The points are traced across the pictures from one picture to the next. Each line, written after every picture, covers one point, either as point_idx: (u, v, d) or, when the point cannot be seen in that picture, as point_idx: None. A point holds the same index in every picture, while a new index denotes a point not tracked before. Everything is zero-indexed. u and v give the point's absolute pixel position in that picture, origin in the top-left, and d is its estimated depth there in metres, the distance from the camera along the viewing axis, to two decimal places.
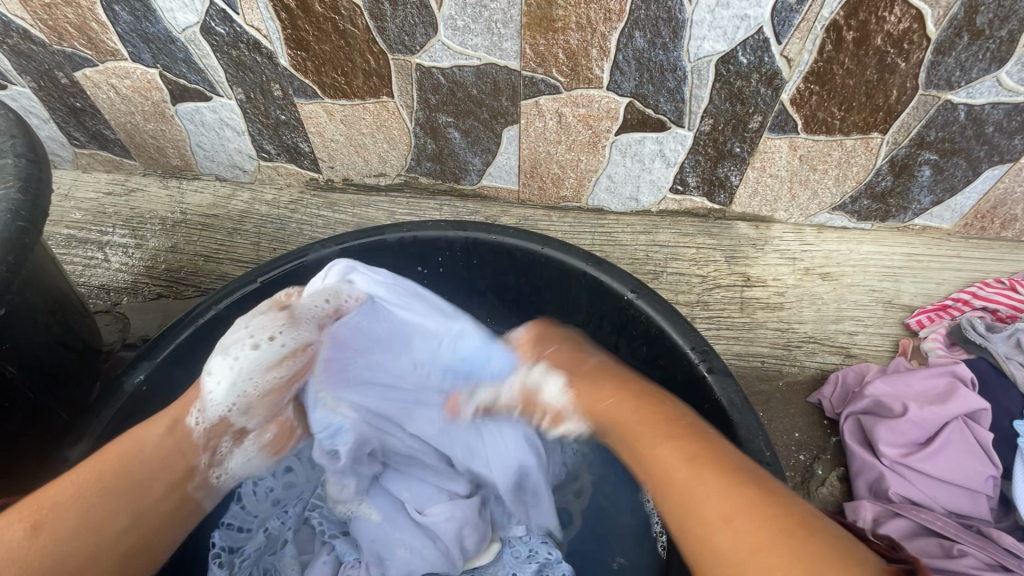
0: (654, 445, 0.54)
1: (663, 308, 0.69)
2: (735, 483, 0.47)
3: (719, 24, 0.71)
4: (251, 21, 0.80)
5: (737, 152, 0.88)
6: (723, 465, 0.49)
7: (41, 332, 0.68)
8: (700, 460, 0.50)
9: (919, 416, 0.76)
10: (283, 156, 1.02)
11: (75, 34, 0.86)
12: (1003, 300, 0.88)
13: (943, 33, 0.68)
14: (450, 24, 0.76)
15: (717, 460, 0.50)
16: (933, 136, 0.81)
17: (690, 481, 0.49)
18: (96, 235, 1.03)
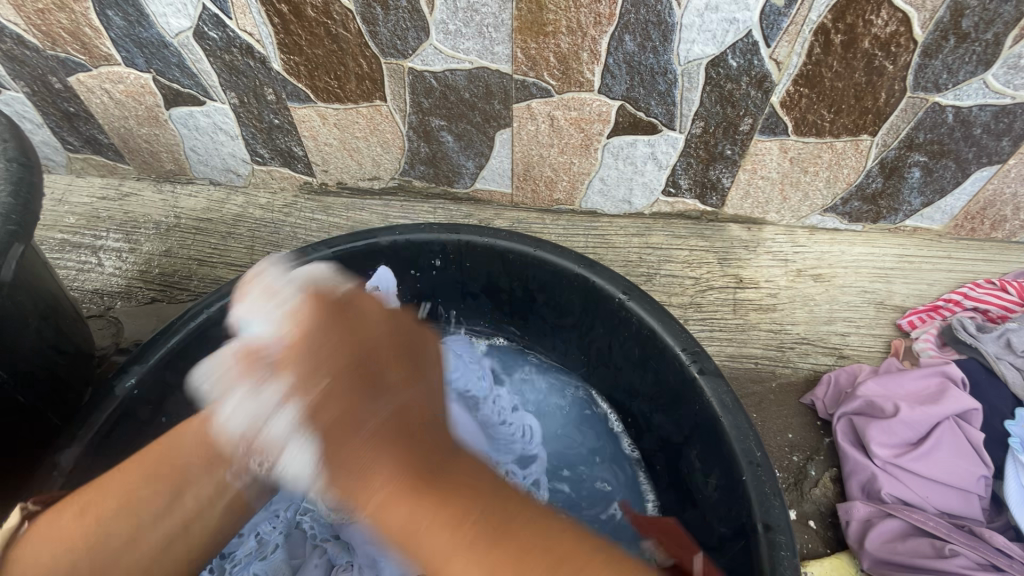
0: (356, 453, 0.59)
1: (654, 309, 0.69)
2: (449, 519, 0.54)
3: (708, 28, 0.72)
4: (244, 26, 0.80)
5: (728, 155, 0.88)
6: (467, 515, 0.54)
7: (31, 335, 0.68)
8: (422, 502, 0.56)
9: (910, 416, 0.77)
10: (276, 160, 1.02)
11: (68, 39, 0.86)
12: (993, 301, 0.88)
13: (929, 36, 0.69)
14: (442, 28, 0.77)
15: (487, 501, 0.56)
16: (921, 138, 0.82)
17: (441, 527, 0.54)
18: (90, 239, 1.03)
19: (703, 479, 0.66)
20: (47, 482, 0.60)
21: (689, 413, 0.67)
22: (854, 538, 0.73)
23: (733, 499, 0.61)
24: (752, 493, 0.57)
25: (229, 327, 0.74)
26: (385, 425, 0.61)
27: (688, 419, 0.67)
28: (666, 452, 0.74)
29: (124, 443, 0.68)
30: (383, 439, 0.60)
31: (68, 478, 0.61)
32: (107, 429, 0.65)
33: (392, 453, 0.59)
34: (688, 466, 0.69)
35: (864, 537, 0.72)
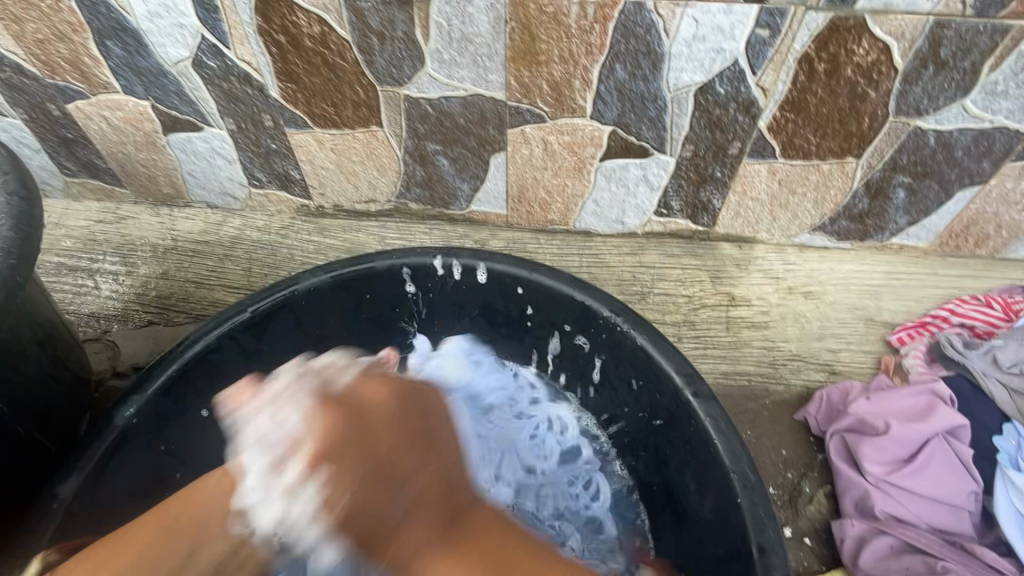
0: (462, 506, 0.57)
1: (649, 331, 0.70)
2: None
3: (696, 57, 0.74)
4: (242, 56, 0.82)
5: (718, 176, 0.90)
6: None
7: (30, 365, 0.68)
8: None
9: (901, 433, 0.78)
10: (273, 183, 1.03)
11: (68, 68, 0.87)
12: (980, 317, 0.90)
13: (909, 64, 0.72)
14: (437, 58, 0.79)
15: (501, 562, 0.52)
16: (905, 160, 0.84)
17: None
18: (87, 262, 1.04)
19: (699, 500, 0.67)
20: (47, 513, 0.60)
21: (683, 434, 0.68)
22: (848, 556, 0.74)
23: (728, 521, 0.62)
24: (747, 516, 0.58)
25: (228, 354, 0.74)
26: (421, 509, 0.54)
27: (684, 441, 0.68)
28: (661, 473, 0.74)
29: (124, 472, 0.68)
30: (447, 512, 0.55)
31: (69, 509, 0.61)
32: (109, 458, 0.65)
33: (452, 501, 0.56)
34: (684, 487, 0.70)
35: (858, 554, 0.73)
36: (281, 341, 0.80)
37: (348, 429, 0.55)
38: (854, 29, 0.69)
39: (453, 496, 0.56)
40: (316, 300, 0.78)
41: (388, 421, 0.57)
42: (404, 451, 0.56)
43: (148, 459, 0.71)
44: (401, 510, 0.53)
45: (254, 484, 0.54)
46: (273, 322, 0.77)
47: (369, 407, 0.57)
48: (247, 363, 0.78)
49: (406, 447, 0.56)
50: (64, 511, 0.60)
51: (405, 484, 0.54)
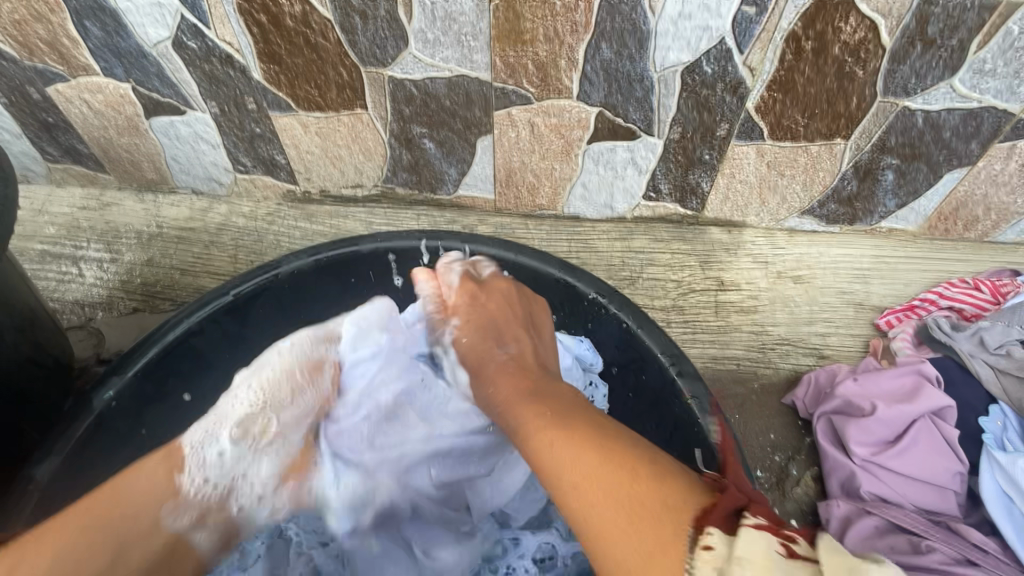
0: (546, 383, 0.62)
1: (634, 312, 0.70)
2: (578, 445, 0.49)
3: (683, 35, 0.73)
4: (223, 36, 0.81)
5: (707, 159, 0.89)
6: (587, 437, 0.50)
7: (6, 349, 0.67)
8: (557, 432, 0.52)
9: (887, 414, 0.78)
10: (258, 169, 1.02)
11: (45, 50, 0.86)
12: (968, 300, 0.90)
13: (896, 42, 0.71)
14: (420, 37, 0.77)
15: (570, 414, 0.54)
16: (893, 141, 0.83)
17: (579, 459, 0.48)
18: (71, 249, 1.03)
19: None
20: (23, 495, 0.59)
21: (670, 414, 0.67)
22: (834, 536, 0.74)
23: None
24: None
25: (210, 338, 0.74)
26: (516, 361, 0.67)
27: (670, 422, 0.68)
28: None
29: (104, 456, 0.67)
30: (539, 378, 0.64)
31: (45, 491, 0.60)
32: (86, 441, 0.64)
33: (552, 385, 0.62)
34: None
35: (843, 534, 0.73)
36: (265, 325, 0.79)
37: (477, 304, 0.74)
38: (841, 6, 0.68)
39: (530, 373, 0.65)
40: (299, 283, 0.77)
41: (482, 302, 0.74)
42: (527, 325, 0.72)
43: (129, 444, 0.70)
44: (503, 356, 0.68)
45: (215, 452, 0.62)
46: (256, 306, 0.76)
47: (500, 296, 0.74)
48: (230, 347, 0.77)
49: (523, 322, 0.72)
50: (40, 494, 0.60)
51: (510, 343, 0.70)
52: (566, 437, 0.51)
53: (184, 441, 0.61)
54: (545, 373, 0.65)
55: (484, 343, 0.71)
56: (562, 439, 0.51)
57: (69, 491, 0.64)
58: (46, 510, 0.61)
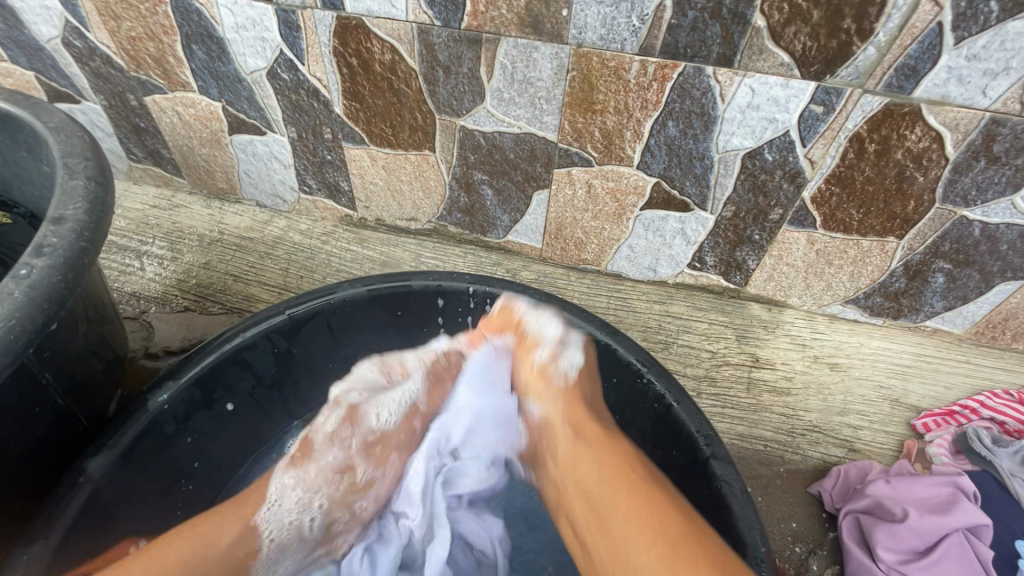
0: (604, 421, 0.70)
1: (672, 385, 0.70)
2: (653, 536, 0.54)
3: (748, 124, 0.76)
4: (315, 72, 0.87)
5: (756, 239, 0.91)
6: (650, 519, 0.55)
7: (79, 341, 0.70)
8: (619, 497, 0.58)
9: (919, 523, 0.75)
10: (322, 192, 1.07)
11: (152, 65, 0.93)
12: (1011, 413, 0.88)
13: (961, 155, 0.72)
14: (497, 95, 0.82)
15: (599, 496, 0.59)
16: (946, 247, 0.84)
17: (609, 519, 0.57)
18: (136, 244, 1.09)
19: None
20: (73, 488, 0.61)
21: (698, 495, 0.67)
22: None
23: None
24: None
25: (260, 352, 0.77)
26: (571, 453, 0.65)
27: (696, 501, 0.68)
28: None
29: (147, 456, 0.69)
30: (586, 401, 0.71)
31: (94, 486, 0.63)
32: (136, 441, 0.67)
33: (592, 413, 0.69)
34: None
35: None
36: (311, 346, 0.82)
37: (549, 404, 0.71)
38: (908, 116, 0.70)
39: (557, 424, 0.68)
40: (349, 310, 0.81)
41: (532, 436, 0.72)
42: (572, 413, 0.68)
43: (173, 448, 0.73)
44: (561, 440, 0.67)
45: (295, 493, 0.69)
46: (307, 327, 0.79)
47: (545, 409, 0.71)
48: (276, 364, 0.80)
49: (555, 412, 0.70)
50: (88, 486, 0.62)
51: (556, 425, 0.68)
52: (642, 522, 0.55)
53: (261, 519, 0.65)
54: (555, 452, 0.67)
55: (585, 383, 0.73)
56: (639, 511, 0.56)
57: (114, 488, 0.65)
58: (91, 506, 0.63)
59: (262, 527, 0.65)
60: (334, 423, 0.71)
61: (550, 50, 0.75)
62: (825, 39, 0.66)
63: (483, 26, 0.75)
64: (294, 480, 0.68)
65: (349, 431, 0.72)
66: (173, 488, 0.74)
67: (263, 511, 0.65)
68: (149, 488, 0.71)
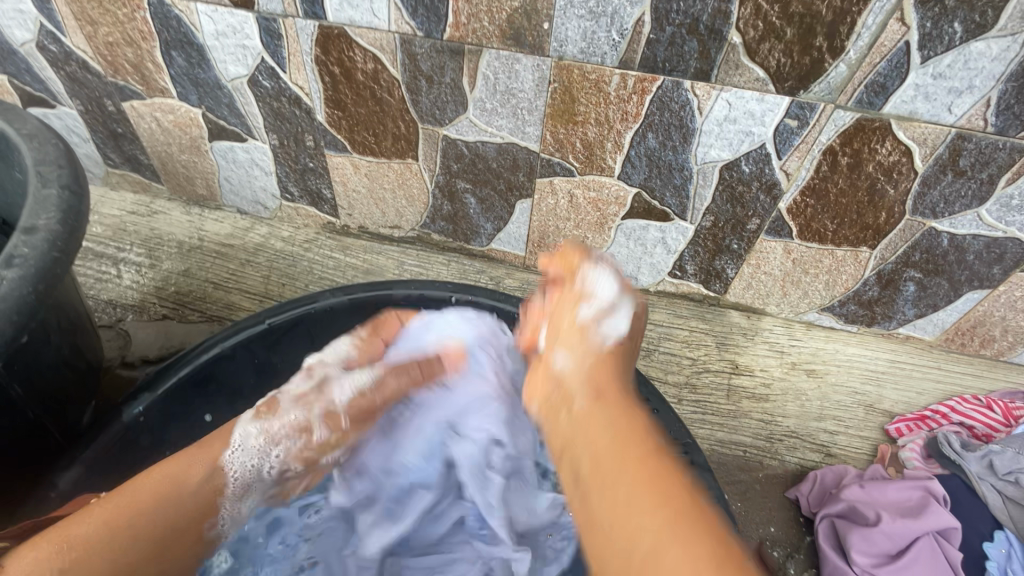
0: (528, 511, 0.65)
1: (652, 394, 0.71)
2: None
3: (726, 136, 0.78)
4: (297, 80, 0.86)
5: (734, 248, 0.93)
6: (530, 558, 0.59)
7: (52, 352, 0.69)
8: None
9: (891, 527, 0.77)
10: (304, 199, 1.07)
11: (130, 70, 0.92)
12: (980, 418, 0.91)
13: (929, 168, 0.75)
14: (479, 106, 0.82)
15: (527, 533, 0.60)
16: (917, 257, 0.87)
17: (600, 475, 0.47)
18: (113, 251, 1.07)
19: None
20: (42, 502, 0.60)
21: None
22: None
23: None
24: None
25: (239, 363, 0.76)
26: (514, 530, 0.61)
27: None
28: None
29: (123, 468, 0.69)
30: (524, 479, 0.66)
31: (64, 499, 0.61)
32: (109, 454, 0.66)
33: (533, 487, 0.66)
34: None
35: None
36: (293, 355, 0.81)
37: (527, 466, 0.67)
38: (878, 131, 0.72)
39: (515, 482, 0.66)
40: (331, 319, 0.80)
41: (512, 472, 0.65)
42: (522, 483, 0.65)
43: (150, 459, 0.72)
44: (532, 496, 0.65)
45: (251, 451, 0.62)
46: (287, 336, 0.78)
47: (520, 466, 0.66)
48: (256, 374, 0.79)
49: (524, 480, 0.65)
50: (60, 501, 0.61)
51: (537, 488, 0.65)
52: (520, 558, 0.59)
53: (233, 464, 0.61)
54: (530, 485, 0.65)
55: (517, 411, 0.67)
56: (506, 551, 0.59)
57: None
58: None
59: (229, 468, 0.60)
60: (302, 388, 0.66)
61: (530, 61, 0.76)
62: (799, 55, 0.68)
63: (465, 37, 0.75)
64: (258, 431, 0.62)
65: (317, 397, 0.66)
66: None
67: (230, 454, 0.60)
68: None
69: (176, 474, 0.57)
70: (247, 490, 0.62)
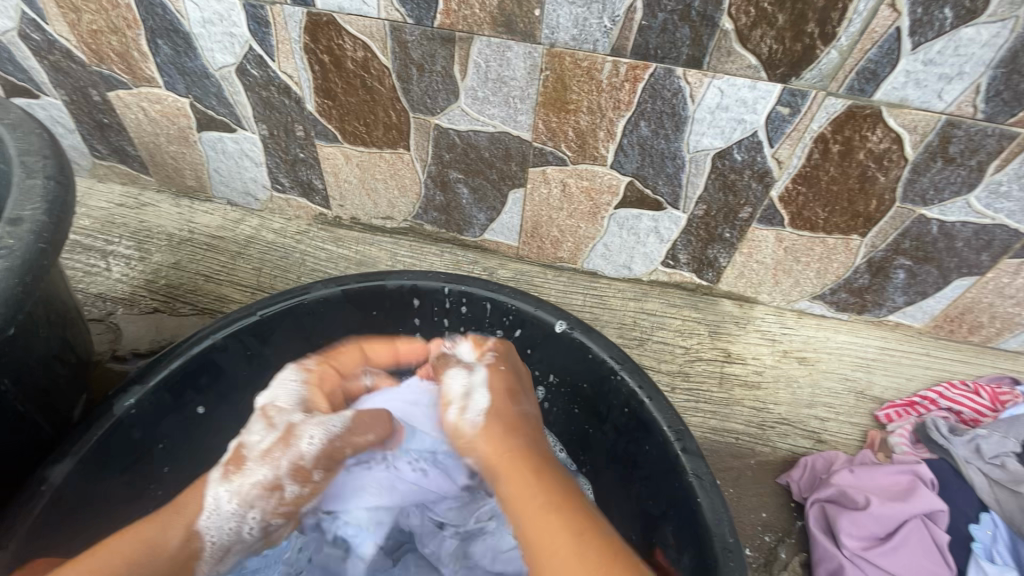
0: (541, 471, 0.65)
1: (645, 382, 0.71)
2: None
3: (718, 124, 0.78)
4: (285, 69, 0.85)
5: (727, 237, 0.93)
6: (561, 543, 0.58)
7: (40, 345, 0.68)
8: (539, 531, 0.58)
9: (880, 510, 0.78)
10: (295, 190, 1.06)
11: (115, 59, 0.90)
12: (967, 403, 0.92)
13: (919, 155, 0.75)
14: (470, 94, 0.82)
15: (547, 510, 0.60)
16: (907, 244, 0.87)
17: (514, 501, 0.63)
18: (102, 244, 1.05)
19: (676, 556, 0.68)
20: (34, 496, 0.60)
21: (668, 489, 0.69)
22: None
23: None
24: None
25: (231, 355, 0.75)
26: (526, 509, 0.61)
27: (666, 494, 0.69)
28: (642, 523, 0.75)
29: (115, 461, 0.68)
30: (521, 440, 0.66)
31: (56, 492, 0.61)
32: (100, 447, 0.65)
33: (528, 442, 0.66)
34: (663, 541, 0.71)
35: None
36: (285, 346, 0.81)
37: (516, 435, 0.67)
38: (869, 118, 0.72)
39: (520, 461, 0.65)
40: (324, 310, 0.80)
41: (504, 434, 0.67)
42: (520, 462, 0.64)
43: (141, 453, 0.71)
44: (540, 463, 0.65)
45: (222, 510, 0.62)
46: (279, 327, 0.78)
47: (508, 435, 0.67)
48: (248, 365, 0.79)
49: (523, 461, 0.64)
50: (52, 495, 0.61)
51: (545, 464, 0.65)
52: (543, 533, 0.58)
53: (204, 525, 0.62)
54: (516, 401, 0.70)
55: (507, 374, 0.72)
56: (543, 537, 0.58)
57: (78, 495, 0.64)
58: (53, 513, 0.62)
59: (206, 534, 0.62)
60: (265, 444, 0.66)
61: (522, 49, 0.75)
62: (790, 42, 0.68)
63: (456, 24, 0.75)
64: (228, 492, 0.63)
65: (281, 449, 0.65)
66: (142, 493, 0.74)
67: (206, 519, 0.61)
68: (114, 496, 0.70)
69: (154, 542, 0.59)
70: (224, 552, 0.63)
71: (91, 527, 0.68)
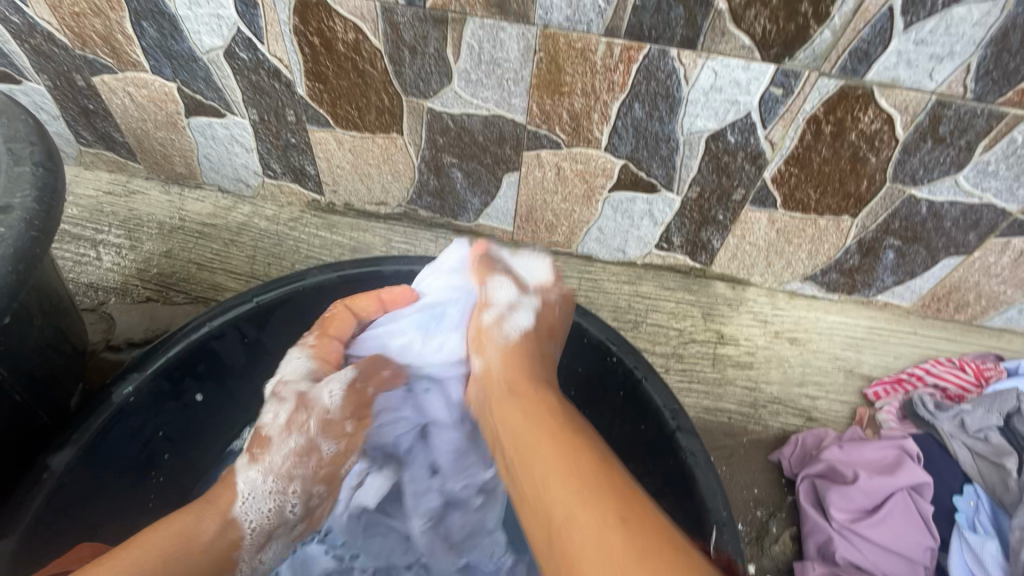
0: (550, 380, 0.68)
1: (640, 362, 0.72)
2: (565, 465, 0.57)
3: (711, 106, 0.78)
4: (274, 52, 0.84)
5: (720, 220, 0.94)
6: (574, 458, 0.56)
7: (35, 335, 0.68)
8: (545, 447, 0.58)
9: (868, 484, 0.80)
10: (287, 176, 1.05)
11: (99, 43, 0.88)
12: (952, 380, 0.94)
13: (909, 136, 0.76)
14: (463, 77, 0.81)
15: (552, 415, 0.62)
16: (896, 225, 0.89)
17: (535, 463, 0.56)
18: (91, 232, 1.04)
19: None
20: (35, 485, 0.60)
21: (664, 466, 0.70)
22: None
23: None
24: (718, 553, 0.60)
25: (228, 341, 0.75)
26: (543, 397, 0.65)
27: (663, 471, 0.71)
28: None
29: (115, 449, 0.68)
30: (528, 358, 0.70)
31: (58, 481, 0.61)
32: (101, 436, 0.65)
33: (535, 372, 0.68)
34: None
35: None
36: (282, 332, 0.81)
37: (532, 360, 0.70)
38: (861, 99, 0.73)
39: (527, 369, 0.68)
40: (320, 296, 0.80)
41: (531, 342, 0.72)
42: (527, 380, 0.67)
43: (142, 440, 0.72)
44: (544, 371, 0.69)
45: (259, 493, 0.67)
46: (276, 314, 0.78)
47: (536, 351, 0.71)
48: (246, 352, 0.79)
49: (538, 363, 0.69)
50: (54, 483, 0.61)
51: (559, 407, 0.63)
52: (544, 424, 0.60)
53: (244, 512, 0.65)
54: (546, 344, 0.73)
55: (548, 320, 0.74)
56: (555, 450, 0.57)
57: (80, 484, 0.64)
58: (55, 502, 0.62)
59: (245, 520, 0.65)
60: (285, 417, 0.71)
61: (515, 30, 0.74)
62: (784, 22, 0.67)
63: (448, 5, 0.73)
64: (260, 473, 0.68)
65: (304, 415, 0.71)
66: (143, 480, 0.74)
67: (241, 505, 0.65)
68: (116, 483, 0.70)
69: (187, 531, 0.60)
70: (262, 537, 0.67)
71: (94, 514, 0.68)
